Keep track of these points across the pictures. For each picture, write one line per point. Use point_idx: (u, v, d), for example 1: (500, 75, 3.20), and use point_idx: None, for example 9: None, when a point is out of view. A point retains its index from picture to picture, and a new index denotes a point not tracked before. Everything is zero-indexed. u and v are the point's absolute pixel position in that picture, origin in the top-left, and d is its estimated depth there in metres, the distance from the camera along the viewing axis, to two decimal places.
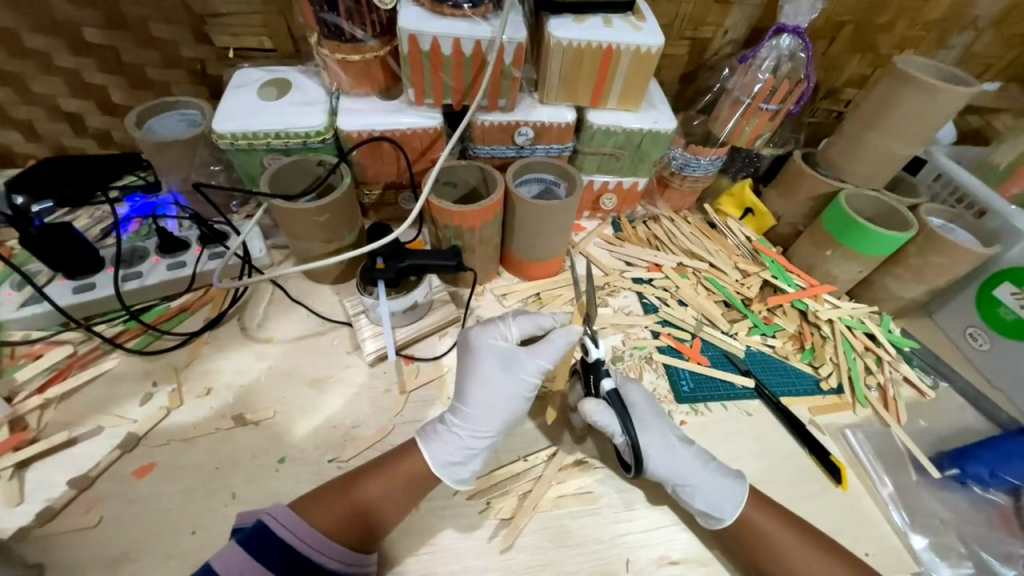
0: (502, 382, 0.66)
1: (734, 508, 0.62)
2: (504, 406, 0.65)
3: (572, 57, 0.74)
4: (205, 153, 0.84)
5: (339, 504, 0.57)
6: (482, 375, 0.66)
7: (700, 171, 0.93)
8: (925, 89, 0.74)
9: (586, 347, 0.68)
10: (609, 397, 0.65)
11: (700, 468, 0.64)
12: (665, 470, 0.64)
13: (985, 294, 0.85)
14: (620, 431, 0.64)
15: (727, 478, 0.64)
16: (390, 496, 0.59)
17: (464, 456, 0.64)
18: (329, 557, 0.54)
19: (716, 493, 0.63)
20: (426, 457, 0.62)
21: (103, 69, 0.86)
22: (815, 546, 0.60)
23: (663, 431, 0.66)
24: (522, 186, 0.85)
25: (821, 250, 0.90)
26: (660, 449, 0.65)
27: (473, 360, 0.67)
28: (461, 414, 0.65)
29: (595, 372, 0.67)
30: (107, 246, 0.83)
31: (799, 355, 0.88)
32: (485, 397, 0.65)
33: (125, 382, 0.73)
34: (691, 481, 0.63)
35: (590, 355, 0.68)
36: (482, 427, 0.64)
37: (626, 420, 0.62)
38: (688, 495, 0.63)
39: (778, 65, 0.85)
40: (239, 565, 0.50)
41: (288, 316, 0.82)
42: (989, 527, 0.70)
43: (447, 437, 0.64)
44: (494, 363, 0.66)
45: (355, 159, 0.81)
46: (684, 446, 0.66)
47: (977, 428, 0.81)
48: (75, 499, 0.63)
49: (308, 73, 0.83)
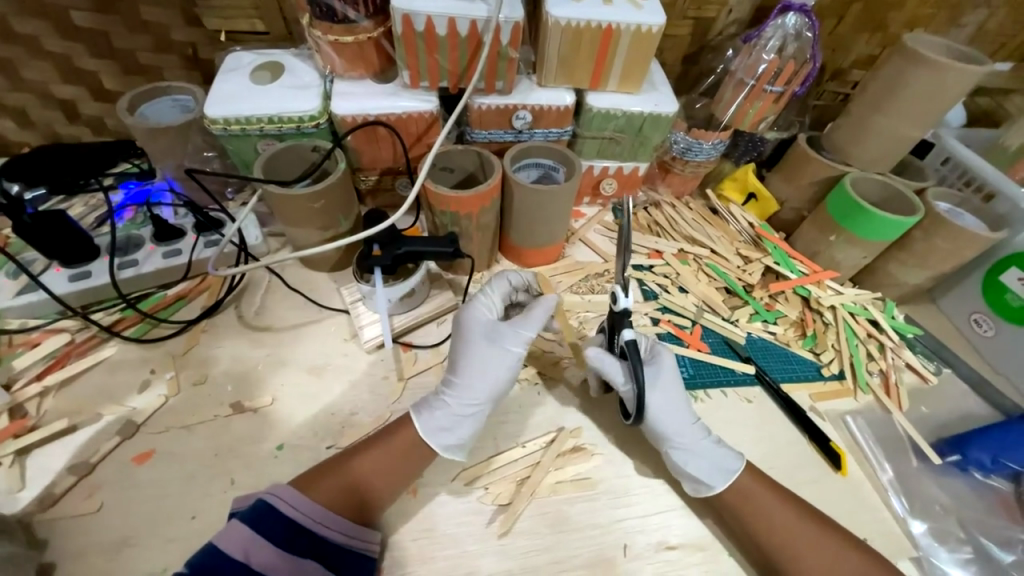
0: (487, 352, 0.66)
1: (727, 478, 0.63)
2: (491, 369, 0.65)
3: (571, 38, 0.72)
4: (198, 138, 0.83)
5: (344, 480, 0.59)
6: (469, 344, 0.67)
7: (702, 155, 0.91)
8: (935, 69, 0.72)
9: (615, 294, 0.67)
10: (628, 346, 0.64)
11: (699, 436, 0.65)
12: (662, 430, 0.65)
13: (991, 280, 0.83)
14: (624, 380, 0.65)
15: (722, 447, 0.66)
16: (381, 474, 0.60)
17: (450, 417, 0.64)
18: (334, 531, 0.56)
19: (710, 458, 0.64)
20: (417, 426, 0.63)
21: (95, 55, 0.85)
22: (824, 532, 0.59)
23: (674, 395, 0.67)
24: (521, 171, 0.83)
25: (826, 235, 0.89)
26: (663, 408, 0.65)
27: (460, 332, 0.68)
28: (451, 383, 0.66)
29: (619, 321, 0.67)
30: (102, 234, 0.82)
31: (801, 342, 0.87)
32: (472, 365, 0.66)
33: (125, 370, 0.73)
34: (685, 446, 0.64)
35: (618, 304, 0.67)
36: (470, 395, 0.65)
37: (636, 369, 0.62)
38: (682, 458, 0.64)
39: (784, 44, 0.82)
40: (245, 542, 0.50)
41: (286, 304, 0.82)
42: (989, 513, 0.69)
43: (435, 404, 0.65)
44: (477, 326, 0.67)
45: (350, 145, 0.80)
46: (686, 413, 0.66)
47: (980, 415, 0.81)
48: (75, 485, 0.64)
49: (300, 56, 0.82)
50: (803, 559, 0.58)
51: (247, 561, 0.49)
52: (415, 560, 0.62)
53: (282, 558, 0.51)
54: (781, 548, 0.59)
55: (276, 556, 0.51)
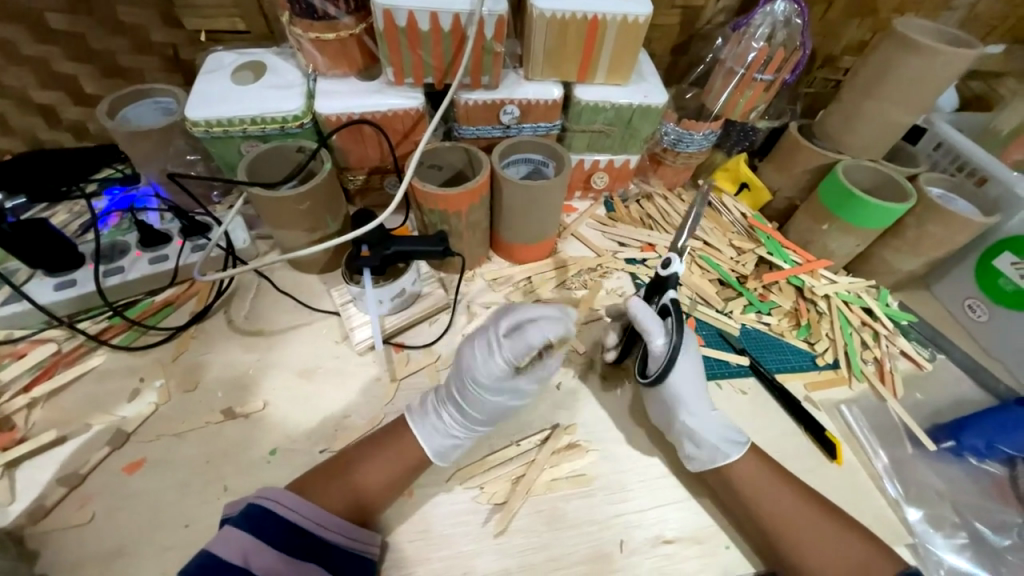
0: (501, 407, 0.63)
1: (737, 448, 0.63)
2: (503, 414, 0.65)
3: (557, 30, 0.71)
4: (180, 141, 0.81)
5: (344, 486, 0.59)
6: (482, 392, 0.62)
7: (693, 146, 0.90)
8: (926, 53, 0.71)
9: (670, 259, 0.66)
10: (672, 306, 0.65)
11: (709, 406, 0.66)
12: (680, 396, 0.64)
13: (984, 265, 0.83)
14: (659, 339, 0.65)
15: (727, 422, 0.66)
16: (384, 478, 0.60)
17: (454, 449, 0.65)
18: (337, 533, 0.55)
19: (722, 428, 0.65)
20: (422, 444, 0.63)
21: (73, 58, 0.83)
22: (828, 521, 0.59)
23: (693, 365, 0.67)
24: (510, 167, 0.82)
25: (818, 224, 0.88)
26: (685, 372, 0.66)
27: (471, 377, 0.62)
28: (458, 415, 0.64)
29: (662, 283, 0.68)
30: (86, 242, 0.81)
31: (795, 332, 0.86)
32: (483, 411, 0.63)
33: (114, 379, 0.73)
34: (699, 413, 0.64)
35: (669, 267, 0.66)
36: (476, 430, 0.64)
37: (678, 328, 0.64)
38: (696, 425, 0.64)
39: (773, 32, 0.81)
40: (244, 547, 0.50)
41: (275, 307, 0.81)
42: (984, 497, 0.69)
43: (440, 429, 0.64)
44: (494, 386, 0.61)
45: (336, 145, 0.79)
46: (701, 382, 0.67)
47: (975, 400, 0.81)
48: (66, 497, 0.63)
49: (283, 54, 0.80)
50: (805, 548, 0.57)
51: (247, 564, 0.49)
52: (411, 561, 0.61)
53: (281, 560, 0.51)
54: (780, 537, 0.59)
55: (275, 559, 0.50)
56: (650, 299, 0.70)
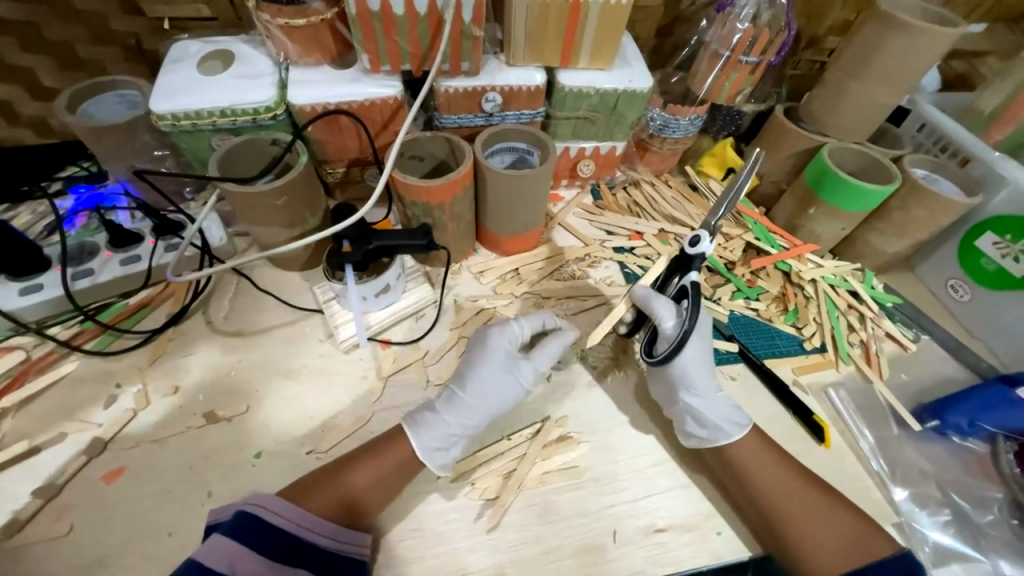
0: (501, 379, 0.66)
1: (738, 429, 0.64)
2: (498, 407, 0.65)
3: (538, 12, 0.69)
4: (148, 136, 0.78)
5: (332, 490, 0.57)
6: (488, 360, 0.66)
7: (680, 132, 0.89)
8: (910, 32, 0.70)
9: (699, 237, 0.65)
10: (691, 287, 0.66)
11: (714, 388, 0.66)
12: (687, 374, 0.65)
13: (967, 245, 0.83)
14: (672, 320, 0.66)
15: (730, 403, 0.66)
16: (376, 482, 0.59)
17: (447, 447, 0.63)
18: (322, 535, 0.55)
19: (725, 407, 0.65)
20: (414, 446, 0.61)
21: (25, 49, 0.78)
22: (821, 503, 0.59)
23: (705, 350, 0.67)
24: (494, 156, 0.80)
25: (804, 208, 0.88)
26: (693, 356, 0.66)
27: (482, 348, 0.67)
28: (458, 395, 0.65)
29: (688, 262, 0.68)
30: (52, 243, 0.77)
31: (784, 317, 0.87)
32: (483, 383, 0.65)
33: (88, 385, 0.70)
34: (702, 393, 0.65)
35: (699, 246, 0.65)
36: (471, 413, 0.64)
37: (693, 309, 0.64)
38: (698, 404, 0.65)
39: (758, 12, 0.79)
40: (231, 554, 0.48)
41: (256, 307, 0.78)
42: (966, 474, 0.71)
43: (433, 423, 0.63)
44: (499, 360, 0.66)
45: (312, 136, 0.76)
46: (709, 361, 0.68)
47: (957, 378, 0.82)
48: (42, 509, 0.61)
49: (252, 42, 0.77)
50: (801, 523, 0.58)
51: (233, 572, 0.47)
52: (402, 560, 0.61)
53: (266, 565, 0.50)
54: (779, 513, 0.59)
55: (261, 564, 0.49)
56: (670, 279, 0.71)
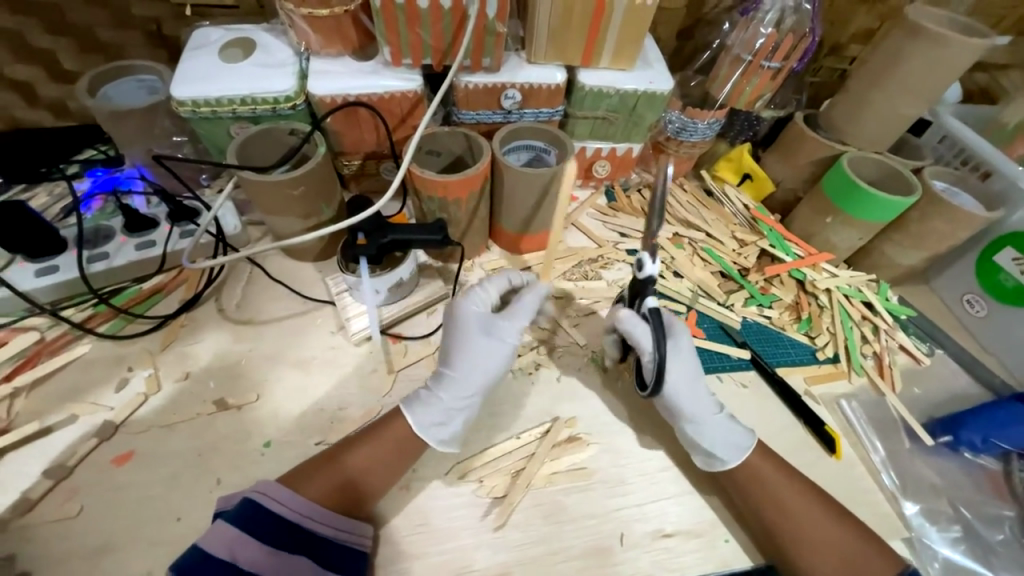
0: (482, 343, 0.65)
1: (740, 453, 0.63)
2: (491, 371, 0.65)
3: (562, 9, 0.68)
4: (166, 122, 0.78)
5: (334, 478, 0.57)
6: (464, 331, 0.65)
7: (697, 135, 0.88)
8: (937, 42, 0.70)
9: (642, 262, 0.62)
10: (650, 314, 0.63)
11: (710, 410, 0.64)
12: (678, 400, 0.64)
13: (985, 260, 0.83)
14: (649, 349, 0.63)
15: (734, 424, 0.65)
16: (376, 463, 0.59)
17: (445, 421, 0.63)
18: (323, 524, 0.55)
19: (725, 431, 0.63)
20: (410, 421, 0.62)
21: (47, 30, 0.78)
22: (830, 516, 0.59)
23: (689, 366, 0.65)
24: (510, 154, 0.79)
25: (821, 217, 0.87)
26: (682, 378, 0.64)
27: (452, 319, 0.67)
28: (446, 375, 0.64)
29: (642, 287, 0.64)
30: (68, 225, 0.78)
31: (797, 326, 0.86)
32: (467, 356, 0.64)
33: (100, 368, 0.70)
34: (699, 418, 0.64)
35: (644, 271, 0.63)
36: (462, 388, 0.63)
37: (659, 335, 0.61)
38: (698, 431, 0.64)
39: (782, 17, 0.79)
40: (230, 541, 0.49)
41: (269, 296, 0.78)
42: (978, 491, 0.70)
43: (428, 400, 0.63)
44: (474, 329, 0.65)
45: (330, 127, 0.76)
46: (699, 381, 0.66)
47: (970, 394, 0.81)
48: (52, 489, 0.61)
49: (273, 31, 0.77)
50: (808, 530, 0.58)
51: (233, 560, 0.48)
52: (408, 556, 0.61)
53: (267, 553, 0.49)
54: (789, 521, 0.59)
55: (261, 552, 0.49)
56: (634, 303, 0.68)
